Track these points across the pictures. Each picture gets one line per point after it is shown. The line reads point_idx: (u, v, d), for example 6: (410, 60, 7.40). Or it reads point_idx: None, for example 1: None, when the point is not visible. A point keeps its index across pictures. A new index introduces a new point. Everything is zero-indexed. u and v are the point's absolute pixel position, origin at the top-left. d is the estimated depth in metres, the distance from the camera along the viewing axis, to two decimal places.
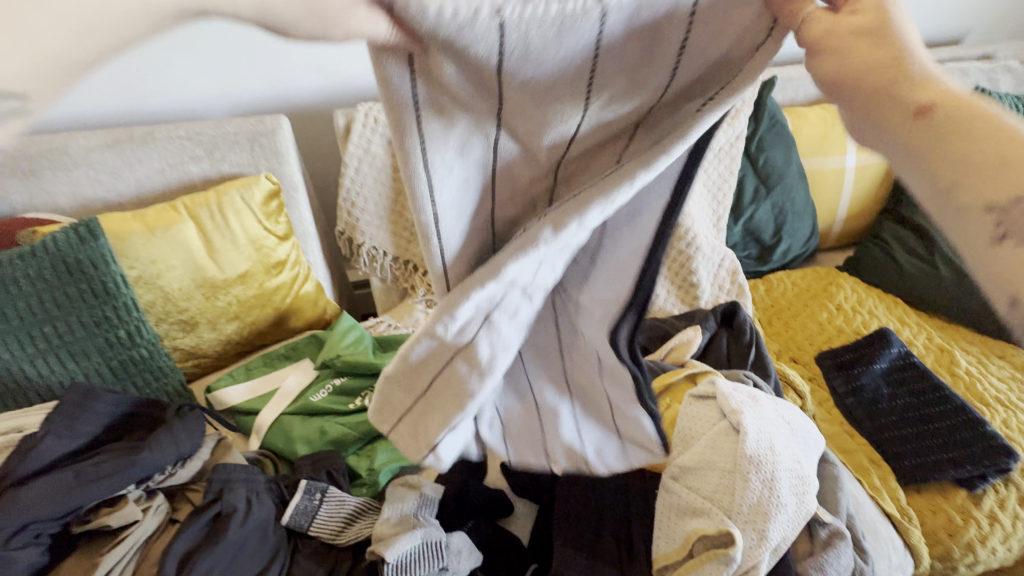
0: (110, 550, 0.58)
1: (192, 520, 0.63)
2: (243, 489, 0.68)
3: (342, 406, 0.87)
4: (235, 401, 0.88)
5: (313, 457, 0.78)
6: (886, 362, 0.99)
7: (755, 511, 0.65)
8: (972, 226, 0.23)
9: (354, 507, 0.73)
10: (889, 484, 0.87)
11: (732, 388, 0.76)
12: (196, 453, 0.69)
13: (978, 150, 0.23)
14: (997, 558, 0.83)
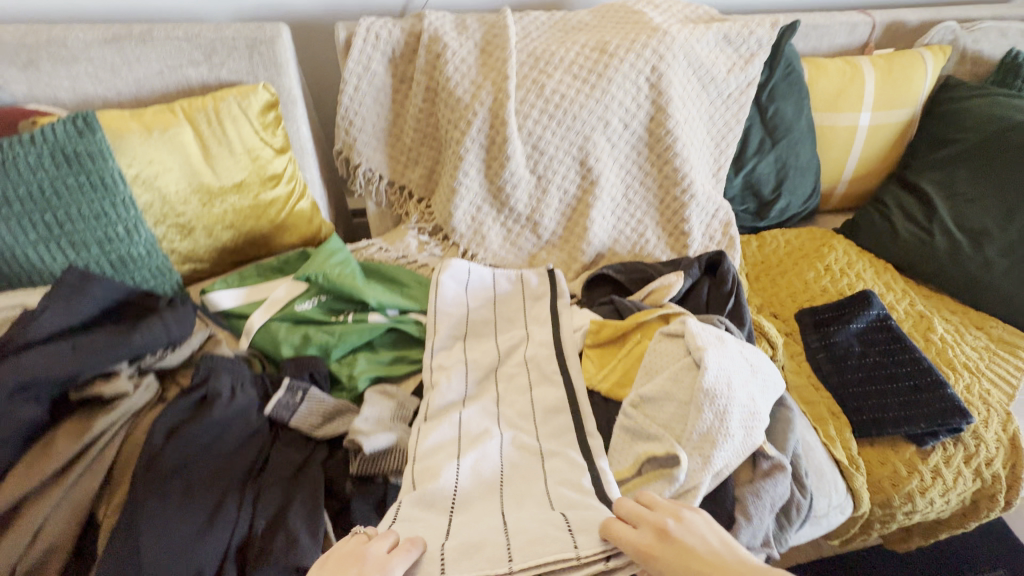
0: (104, 414, 0.63)
1: (182, 399, 0.68)
2: (232, 377, 0.73)
3: (326, 317, 0.90)
4: (226, 305, 0.93)
5: (298, 359, 0.83)
6: (864, 322, 1.01)
7: (704, 437, 0.69)
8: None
9: (332, 406, 0.78)
10: (844, 434, 0.91)
11: (701, 328, 0.79)
12: (186, 341, 0.73)
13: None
14: (933, 508, 0.90)
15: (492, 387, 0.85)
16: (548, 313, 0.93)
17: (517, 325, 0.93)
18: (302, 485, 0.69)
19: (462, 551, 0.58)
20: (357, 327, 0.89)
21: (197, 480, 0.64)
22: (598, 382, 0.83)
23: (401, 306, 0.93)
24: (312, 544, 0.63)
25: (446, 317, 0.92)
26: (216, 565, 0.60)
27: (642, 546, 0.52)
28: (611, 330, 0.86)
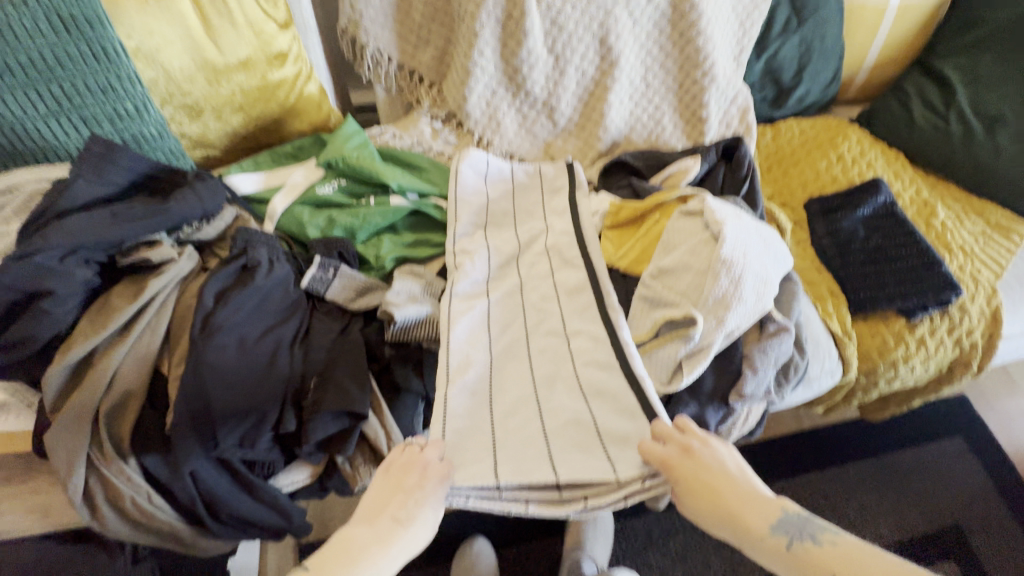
0: (154, 278, 0.66)
1: (224, 268, 0.71)
2: (267, 250, 0.75)
3: (348, 201, 0.91)
4: (244, 189, 0.93)
5: (325, 240, 0.85)
6: (871, 208, 1.03)
7: (718, 302, 0.74)
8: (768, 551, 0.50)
9: (363, 282, 0.82)
10: (840, 311, 0.97)
11: (719, 205, 0.82)
12: (219, 214, 0.74)
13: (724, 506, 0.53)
14: (912, 375, 0.99)
15: (513, 272, 0.86)
16: (566, 204, 0.93)
17: (536, 217, 0.94)
18: (345, 346, 0.74)
19: (513, 474, 0.60)
20: (380, 209, 0.90)
21: (251, 339, 0.69)
22: (617, 261, 0.87)
23: (421, 190, 0.94)
24: (360, 392, 0.69)
25: (466, 206, 0.93)
26: (278, 412, 0.67)
27: (661, 457, 0.57)
28: (629, 212, 0.89)
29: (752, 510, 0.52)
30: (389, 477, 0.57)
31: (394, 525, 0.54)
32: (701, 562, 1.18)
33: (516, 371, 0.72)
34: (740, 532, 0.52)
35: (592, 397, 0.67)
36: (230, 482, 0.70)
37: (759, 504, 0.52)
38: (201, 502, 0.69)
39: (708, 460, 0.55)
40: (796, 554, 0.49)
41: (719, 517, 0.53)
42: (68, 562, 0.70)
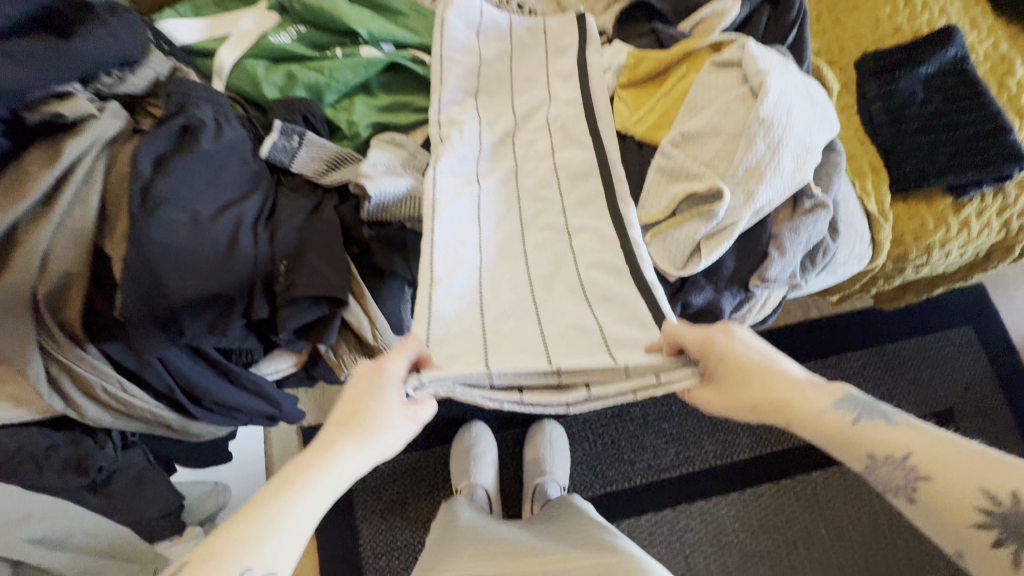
0: (72, 139, 0.54)
1: (160, 129, 0.58)
2: (212, 109, 0.62)
3: (309, 53, 0.75)
4: (184, 41, 0.76)
5: (286, 102, 0.72)
6: (937, 65, 0.86)
7: (748, 173, 0.63)
8: (856, 457, 0.50)
9: (335, 153, 0.71)
10: (880, 190, 0.86)
11: (763, 52, 0.66)
12: (146, 61, 0.60)
13: (779, 397, 0.53)
14: (945, 261, 0.91)
15: (508, 151, 0.75)
16: (572, 66, 0.79)
17: (536, 83, 0.80)
18: (318, 225, 0.65)
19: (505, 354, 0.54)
20: (349, 62, 0.74)
21: (204, 215, 0.58)
22: (631, 127, 0.74)
23: (398, 38, 0.77)
24: (339, 277, 0.63)
25: (454, 63, 0.77)
26: (247, 298, 0.60)
27: (696, 341, 0.53)
28: (650, 65, 0.73)
29: (800, 395, 0.52)
30: (353, 396, 0.55)
31: (372, 407, 0.54)
32: (694, 441, 1.23)
33: (510, 268, 0.63)
34: (794, 411, 0.52)
35: (596, 301, 0.59)
36: (207, 370, 0.66)
37: (812, 387, 0.52)
38: (180, 389, 0.66)
39: (744, 350, 0.55)
40: (851, 430, 0.50)
41: (756, 404, 0.53)
42: (47, 453, 0.66)
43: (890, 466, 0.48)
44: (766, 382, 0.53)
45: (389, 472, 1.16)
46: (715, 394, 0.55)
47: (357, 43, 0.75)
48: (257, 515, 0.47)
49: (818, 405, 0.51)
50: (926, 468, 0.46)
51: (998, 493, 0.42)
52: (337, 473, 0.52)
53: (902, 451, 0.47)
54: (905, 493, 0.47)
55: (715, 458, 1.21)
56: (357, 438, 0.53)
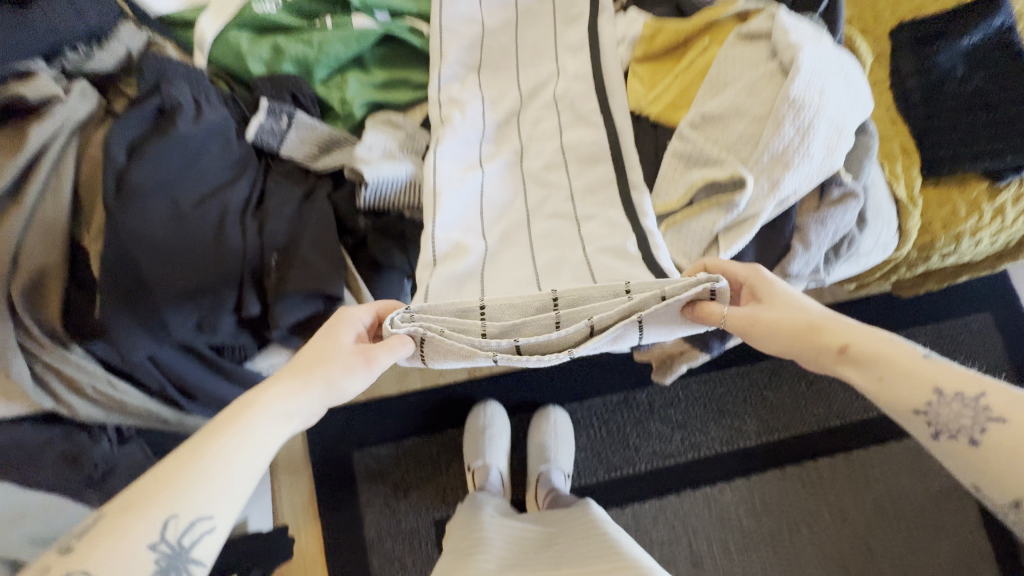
0: (36, 124, 0.49)
1: (133, 110, 0.53)
2: (190, 87, 0.57)
3: (297, 23, 0.69)
4: (162, 10, 0.70)
5: (273, 78, 0.66)
6: (981, 36, 0.80)
7: (774, 160, 0.58)
8: (920, 393, 0.46)
9: (327, 135, 0.66)
10: (910, 174, 0.81)
11: (796, 23, 0.60)
12: (115, 32, 0.54)
13: (826, 325, 0.51)
14: (974, 250, 0.86)
15: (513, 132, 0.69)
16: (582, 36, 0.73)
17: (543, 55, 0.74)
18: (311, 215, 0.61)
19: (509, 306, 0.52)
20: (341, 33, 0.68)
21: (186, 205, 0.54)
22: (647, 107, 0.68)
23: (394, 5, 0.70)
24: (333, 270, 0.59)
25: (455, 36, 0.71)
26: (236, 293, 0.57)
27: (742, 275, 0.57)
28: (667, 37, 0.67)
29: (864, 329, 0.50)
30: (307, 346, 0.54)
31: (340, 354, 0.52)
32: (700, 428, 1.21)
33: (516, 260, 0.59)
34: (853, 345, 0.49)
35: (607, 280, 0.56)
36: (200, 367, 0.62)
37: (866, 326, 0.50)
38: (173, 386, 0.63)
39: (796, 295, 0.56)
40: (917, 364, 0.47)
41: (812, 331, 0.51)
42: (42, 448, 0.65)
43: (953, 402, 0.44)
44: (813, 316, 0.53)
45: (392, 456, 1.15)
46: (773, 316, 0.53)
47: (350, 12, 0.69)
48: (198, 448, 0.44)
49: (869, 337, 0.49)
50: (1000, 408, 0.42)
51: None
52: (283, 413, 0.49)
53: (951, 387, 0.45)
54: (965, 434, 0.44)
55: (721, 444, 1.20)
56: (303, 380, 0.50)
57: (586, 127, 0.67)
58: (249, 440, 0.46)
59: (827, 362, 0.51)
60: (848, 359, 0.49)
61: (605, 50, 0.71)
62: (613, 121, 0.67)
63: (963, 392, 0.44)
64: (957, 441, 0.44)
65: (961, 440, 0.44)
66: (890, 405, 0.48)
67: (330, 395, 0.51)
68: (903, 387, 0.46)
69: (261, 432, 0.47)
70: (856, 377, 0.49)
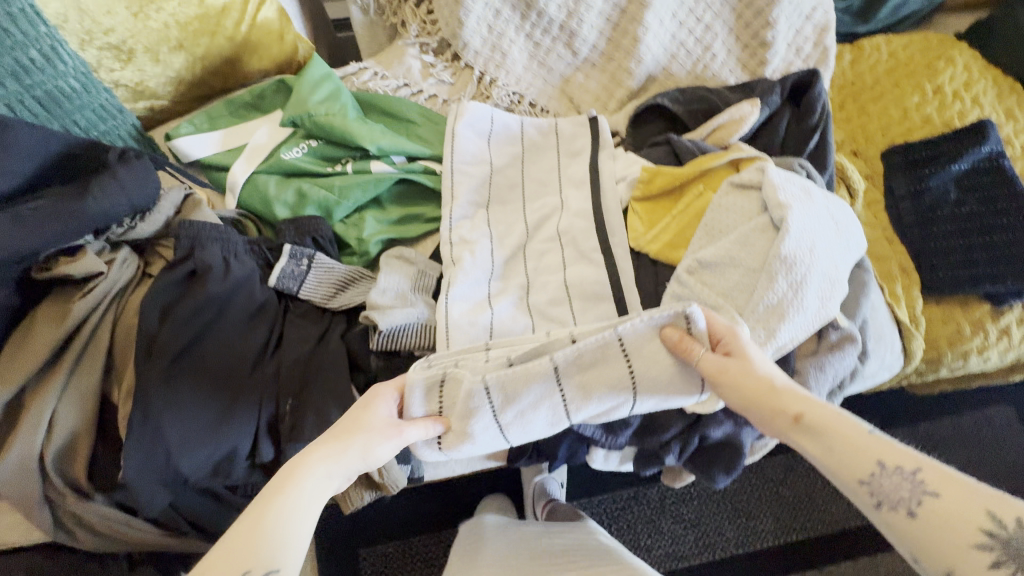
0: (80, 298, 0.54)
1: (168, 275, 0.59)
2: (221, 249, 0.62)
3: (321, 169, 0.75)
4: (200, 156, 0.77)
5: (296, 222, 0.71)
6: (970, 162, 0.82)
7: (771, 310, 0.60)
8: (861, 466, 0.43)
9: (344, 274, 0.70)
10: (911, 293, 0.82)
11: (785, 179, 0.63)
12: (156, 205, 0.60)
13: (782, 395, 0.48)
14: (984, 365, 0.86)
15: (519, 266, 0.73)
16: (585, 172, 0.77)
17: (548, 189, 0.78)
18: (326, 356, 0.64)
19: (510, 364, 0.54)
20: (360, 179, 0.74)
21: (210, 360, 0.58)
22: (646, 245, 0.71)
23: (410, 152, 0.77)
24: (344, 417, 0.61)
25: (465, 177, 0.77)
26: (251, 440, 0.59)
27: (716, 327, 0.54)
28: (664, 181, 0.71)
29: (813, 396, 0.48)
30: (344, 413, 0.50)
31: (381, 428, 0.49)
32: (714, 528, 1.17)
33: None
34: (803, 420, 0.46)
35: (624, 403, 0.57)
36: (212, 503, 0.64)
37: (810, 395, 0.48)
38: (186, 522, 0.65)
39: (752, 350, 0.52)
40: (863, 437, 0.44)
41: (772, 394, 0.48)
42: None
43: (898, 477, 0.42)
44: (767, 383, 0.49)
45: (398, 556, 1.13)
46: (740, 371, 0.50)
47: (369, 159, 0.76)
48: (253, 520, 0.40)
49: (818, 409, 0.47)
50: (939, 484, 0.41)
51: (1008, 517, 0.37)
52: (328, 474, 0.45)
53: (912, 466, 0.42)
54: (905, 507, 0.41)
55: (737, 546, 1.16)
56: (342, 442, 0.46)
57: (585, 264, 0.70)
58: (305, 506, 0.42)
59: (781, 428, 0.48)
60: (803, 429, 0.46)
61: (606, 188, 0.75)
62: (614, 260, 0.70)
63: (911, 470, 0.42)
64: (897, 515, 0.41)
65: (901, 513, 0.41)
66: (837, 475, 0.45)
67: (365, 461, 0.47)
68: (847, 463, 0.44)
69: (313, 494, 0.43)
70: (809, 448, 0.46)
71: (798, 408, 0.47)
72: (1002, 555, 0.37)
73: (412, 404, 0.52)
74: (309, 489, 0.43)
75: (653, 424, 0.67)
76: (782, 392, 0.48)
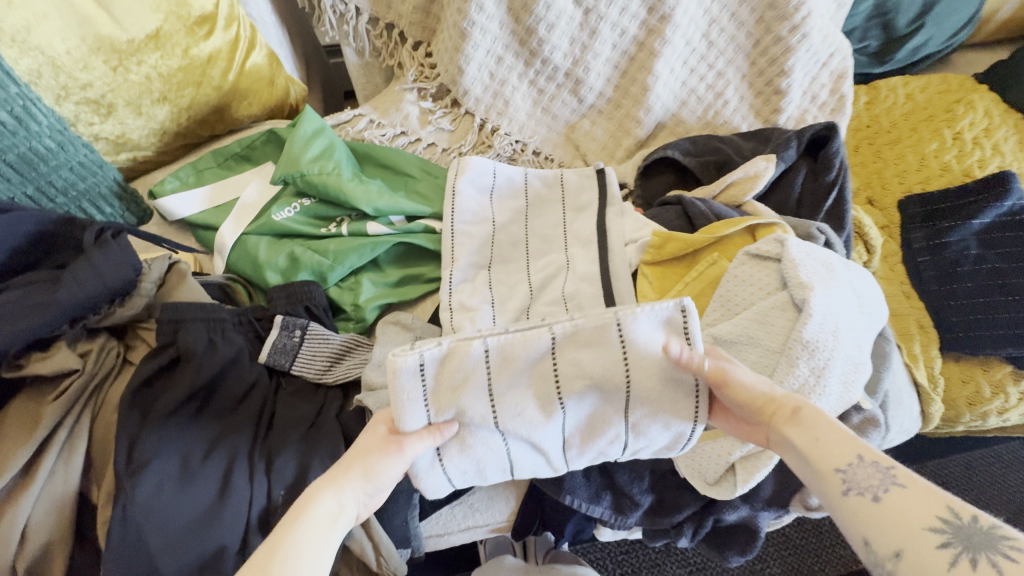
0: (53, 400, 0.51)
1: (149, 364, 0.55)
2: (206, 332, 0.59)
3: (314, 230, 0.72)
4: (185, 214, 0.73)
5: (287, 289, 0.67)
6: (991, 216, 0.78)
7: (790, 397, 0.56)
8: (837, 456, 0.39)
9: (339, 345, 0.66)
10: (930, 352, 0.79)
11: (805, 253, 0.60)
12: (137, 289, 0.56)
13: (771, 404, 0.44)
14: (1002, 423, 0.83)
15: None
16: (591, 231, 0.74)
17: (553, 247, 0.75)
18: (321, 438, 0.60)
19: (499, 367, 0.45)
20: (356, 242, 0.70)
21: (194, 453, 0.54)
22: None
23: (407, 212, 0.73)
24: None
25: (466, 239, 0.73)
26: (240, 535, 0.54)
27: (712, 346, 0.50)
28: (676, 247, 0.67)
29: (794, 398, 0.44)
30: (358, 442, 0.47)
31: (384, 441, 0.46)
32: None
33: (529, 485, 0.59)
34: (789, 426, 0.42)
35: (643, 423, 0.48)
36: None
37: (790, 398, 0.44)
38: None
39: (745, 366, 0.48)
40: (839, 434, 0.40)
41: (761, 403, 0.45)
42: None
43: (869, 469, 0.37)
44: (764, 393, 0.45)
45: None
46: (741, 381, 0.46)
47: (365, 220, 0.72)
48: (272, 548, 0.39)
49: (798, 409, 0.43)
50: (908, 482, 0.36)
51: (964, 512, 0.33)
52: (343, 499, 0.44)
53: (886, 459, 0.37)
54: (871, 491, 0.36)
55: None
56: (343, 468, 0.45)
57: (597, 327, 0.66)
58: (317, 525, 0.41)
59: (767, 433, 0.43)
60: (790, 429, 0.42)
61: (614, 249, 0.71)
62: None
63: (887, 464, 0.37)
64: (859, 501, 0.36)
65: (866, 498, 0.36)
66: (808, 463, 0.40)
67: (370, 483, 0.45)
68: (827, 454, 0.39)
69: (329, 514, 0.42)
70: (796, 445, 0.41)
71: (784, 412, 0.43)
72: (957, 547, 0.32)
73: (401, 388, 0.44)
74: (328, 503, 0.43)
75: (664, 504, 0.64)
76: (769, 399, 0.44)
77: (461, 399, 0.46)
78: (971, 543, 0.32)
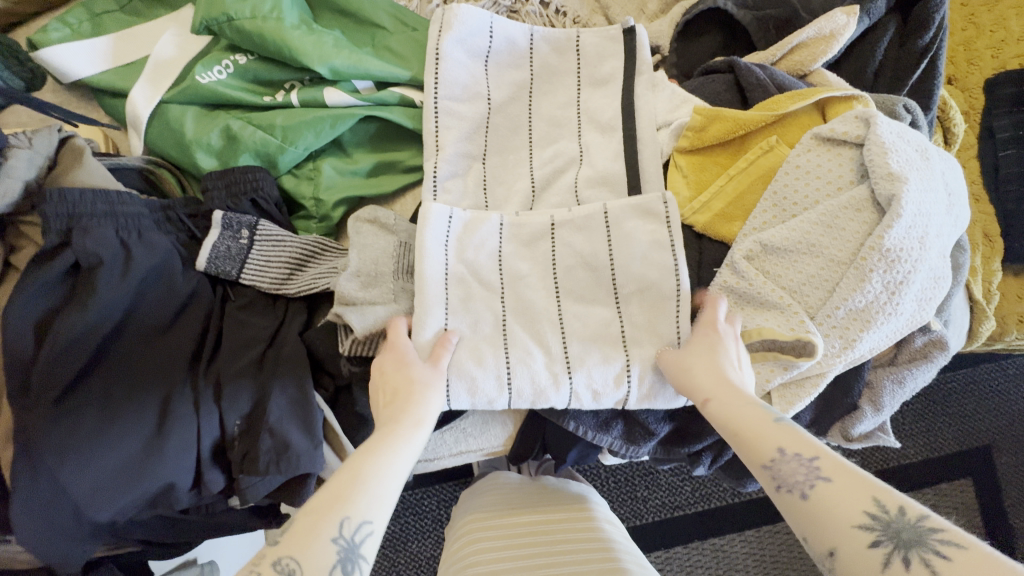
0: None
1: (39, 271, 0.43)
2: (113, 228, 0.46)
3: (256, 99, 0.55)
4: (83, 75, 0.55)
5: (226, 177, 0.52)
6: None
7: (851, 317, 0.46)
8: (761, 449, 0.38)
9: (299, 249, 0.53)
10: (991, 265, 0.69)
11: (898, 135, 0.47)
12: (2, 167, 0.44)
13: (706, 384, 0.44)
14: None
15: None
16: (615, 108, 0.58)
17: (566, 129, 0.59)
18: (280, 360, 0.49)
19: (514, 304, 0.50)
20: (311, 115, 0.54)
21: (119, 382, 0.44)
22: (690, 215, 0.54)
23: (377, 76, 0.56)
24: (307, 448, 0.48)
25: (455, 113, 0.57)
26: (193, 471, 0.46)
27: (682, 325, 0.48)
28: (723, 130, 0.52)
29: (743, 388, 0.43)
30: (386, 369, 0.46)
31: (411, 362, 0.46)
32: None
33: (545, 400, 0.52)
34: (720, 410, 0.42)
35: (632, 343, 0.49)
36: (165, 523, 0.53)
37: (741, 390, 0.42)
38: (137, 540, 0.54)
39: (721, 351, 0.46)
40: (767, 425, 0.39)
41: (695, 379, 0.44)
42: None
43: (795, 463, 0.36)
44: (707, 370, 0.44)
45: None
46: (688, 361, 0.46)
47: (321, 87, 0.55)
48: (354, 469, 0.38)
49: (736, 395, 0.42)
50: (834, 471, 0.35)
51: (892, 506, 0.32)
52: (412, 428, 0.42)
53: (813, 454, 0.36)
54: (799, 488, 0.35)
55: None
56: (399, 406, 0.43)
57: (647, 219, 0.50)
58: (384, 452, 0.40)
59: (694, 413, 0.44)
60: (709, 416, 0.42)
61: (644, 132, 0.56)
62: None
63: (818, 461, 0.36)
64: (791, 499, 0.36)
65: (794, 495, 0.35)
66: (744, 459, 0.40)
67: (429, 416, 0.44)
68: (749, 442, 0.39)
69: (401, 437, 0.42)
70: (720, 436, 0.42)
71: (711, 392, 0.43)
72: (888, 546, 0.31)
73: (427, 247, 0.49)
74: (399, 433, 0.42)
75: (684, 431, 0.57)
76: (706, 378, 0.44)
77: (476, 256, 0.51)
78: (904, 542, 0.31)
